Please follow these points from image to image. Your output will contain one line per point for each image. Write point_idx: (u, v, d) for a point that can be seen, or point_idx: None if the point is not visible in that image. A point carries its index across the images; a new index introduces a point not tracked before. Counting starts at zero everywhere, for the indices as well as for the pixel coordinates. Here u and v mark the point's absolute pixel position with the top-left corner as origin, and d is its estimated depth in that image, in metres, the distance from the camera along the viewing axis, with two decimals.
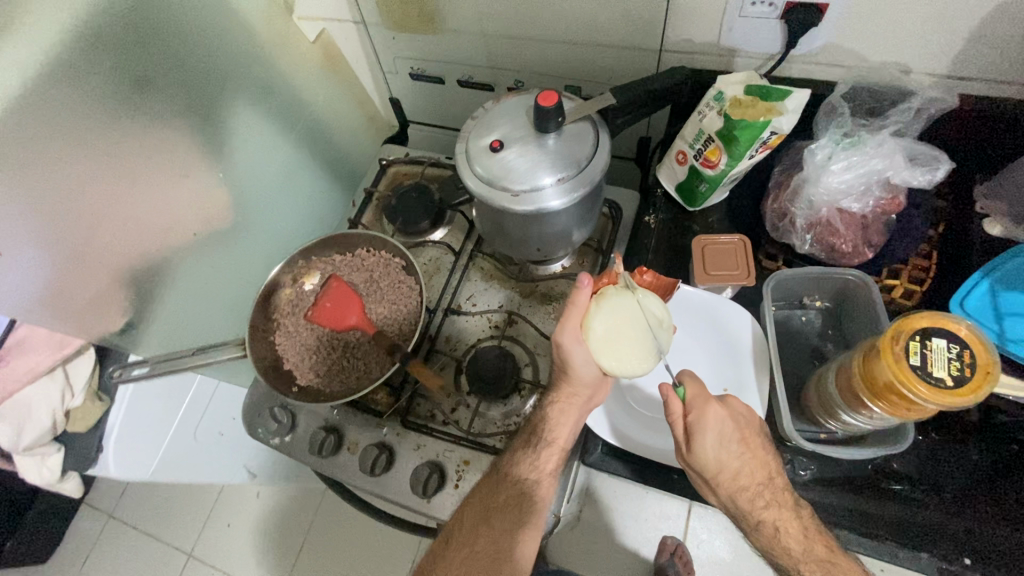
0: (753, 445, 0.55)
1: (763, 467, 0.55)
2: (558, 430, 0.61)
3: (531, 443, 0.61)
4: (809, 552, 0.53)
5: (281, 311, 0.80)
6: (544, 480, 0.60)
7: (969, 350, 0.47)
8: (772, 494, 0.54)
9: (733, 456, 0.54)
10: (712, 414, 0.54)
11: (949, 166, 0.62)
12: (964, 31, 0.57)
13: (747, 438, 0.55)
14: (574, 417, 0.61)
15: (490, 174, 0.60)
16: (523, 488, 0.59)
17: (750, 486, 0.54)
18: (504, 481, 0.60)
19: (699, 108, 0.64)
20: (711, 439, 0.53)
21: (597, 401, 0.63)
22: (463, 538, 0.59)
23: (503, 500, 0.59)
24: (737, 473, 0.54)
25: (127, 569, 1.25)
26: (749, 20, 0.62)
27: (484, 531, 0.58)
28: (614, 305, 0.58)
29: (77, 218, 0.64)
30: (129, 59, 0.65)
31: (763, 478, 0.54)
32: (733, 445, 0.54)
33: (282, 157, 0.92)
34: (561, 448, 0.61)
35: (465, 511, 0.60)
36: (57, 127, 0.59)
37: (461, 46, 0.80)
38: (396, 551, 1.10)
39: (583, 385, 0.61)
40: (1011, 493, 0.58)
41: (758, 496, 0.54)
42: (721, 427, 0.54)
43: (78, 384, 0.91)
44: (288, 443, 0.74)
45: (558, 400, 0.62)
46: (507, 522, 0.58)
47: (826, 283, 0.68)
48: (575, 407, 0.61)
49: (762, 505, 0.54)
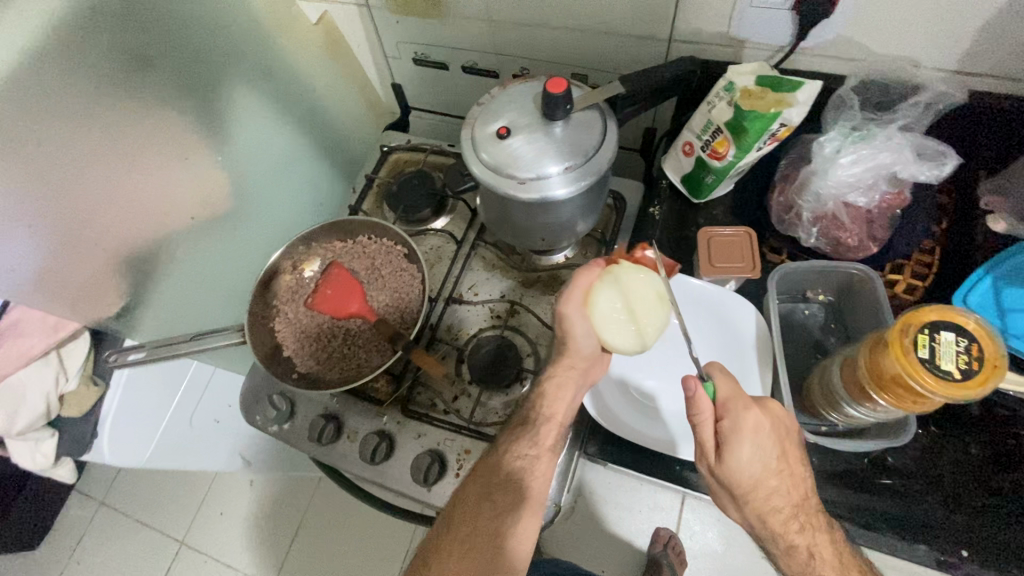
0: (789, 457, 0.52)
1: (798, 487, 0.53)
2: (556, 405, 0.61)
3: (530, 421, 0.61)
4: (845, 574, 0.52)
5: (282, 297, 0.79)
6: (543, 456, 0.59)
7: (977, 344, 0.47)
8: (804, 518, 0.52)
9: (768, 471, 0.51)
10: (750, 424, 0.51)
11: (956, 161, 0.62)
12: (975, 26, 0.57)
13: (785, 451, 0.52)
14: (571, 392, 0.61)
15: (496, 161, 0.59)
16: (523, 465, 0.58)
17: (784, 507, 0.52)
18: (504, 460, 0.58)
19: (708, 99, 0.63)
20: (748, 450, 0.50)
21: (593, 378, 0.64)
22: (463, 517, 0.57)
23: (503, 476, 0.57)
24: (773, 493, 0.52)
25: (119, 555, 1.24)
26: (760, 11, 0.62)
27: (487, 506, 0.56)
28: (618, 279, 0.58)
29: (74, 199, 0.63)
30: (123, 34, 0.63)
31: (798, 499, 0.52)
32: (771, 458, 0.51)
33: (281, 143, 0.90)
34: (560, 422, 0.61)
35: (467, 489, 0.59)
36: (52, 107, 0.58)
37: (466, 31, 0.79)
38: (389, 540, 1.10)
39: (581, 357, 0.61)
40: (1008, 486, 0.59)
41: (791, 519, 0.52)
42: (759, 436, 0.51)
43: (72, 368, 0.90)
44: (286, 431, 0.73)
45: (555, 375, 0.61)
46: (508, 499, 0.56)
47: (829, 277, 0.68)
48: (572, 383, 0.61)
49: (796, 527, 0.52)
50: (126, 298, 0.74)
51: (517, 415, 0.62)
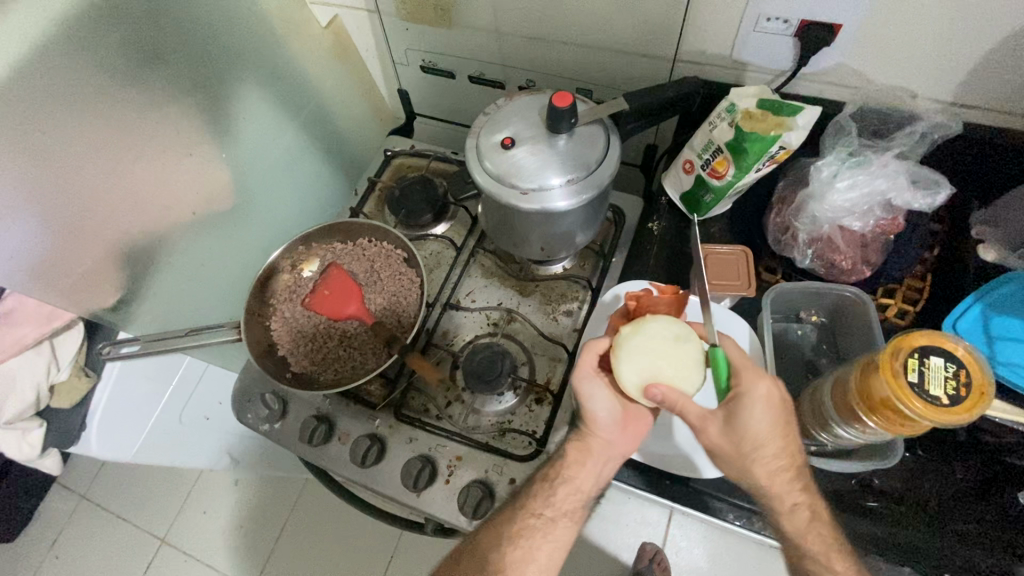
0: (791, 425, 0.53)
1: (796, 450, 0.53)
2: (576, 470, 0.58)
3: (549, 479, 0.58)
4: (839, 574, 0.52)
5: (279, 296, 0.79)
6: (560, 518, 0.57)
7: (965, 370, 0.48)
8: (800, 479, 0.53)
9: (772, 432, 0.51)
10: (761, 390, 0.51)
11: (950, 190, 0.63)
12: (971, 59, 0.58)
13: (788, 418, 0.52)
14: (596, 463, 0.59)
15: (498, 171, 0.60)
16: (536, 524, 0.56)
17: (783, 465, 0.53)
18: (520, 512, 0.57)
19: (710, 119, 0.65)
20: (759, 416, 0.51)
21: (623, 452, 0.61)
22: (472, 560, 0.56)
23: (515, 528, 0.56)
24: (774, 451, 0.52)
25: (97, 551, 1.22)
26: (764, 35, 0.63)
27: (496, 555, 0.55)
28: (632, 351, 0.55)
29: (75, 188, 0.63)
30: (135, 31, 0.64)
31: (796, 459, 0.53)
32: (777, 422, 0.51)
33: (286, 143, 0.91)
34: (581, 489, 0.58)
35: (479, 538, 0.58)
36: (60, 96, 0.59)
37: (475, 41, 0.80)
38: (373, 543, 1.10)
39: (604, 426, 0.59)
40: (992, 512, 0.60)
41: (788, 477, 0.53)
42: (770, 402, 0.51)
43: (64, 359, 0.92)
44: (276, 430, 0.73)
45: (576, 442, 0.60)
46: (518, 552, 0.55)
47: (821, 298, 0.69)
48: (595, 452, 0.59)
49: (791, 487, 0.53)
50: (122, 291, 0.74)
51: (539, 471, 0.61)
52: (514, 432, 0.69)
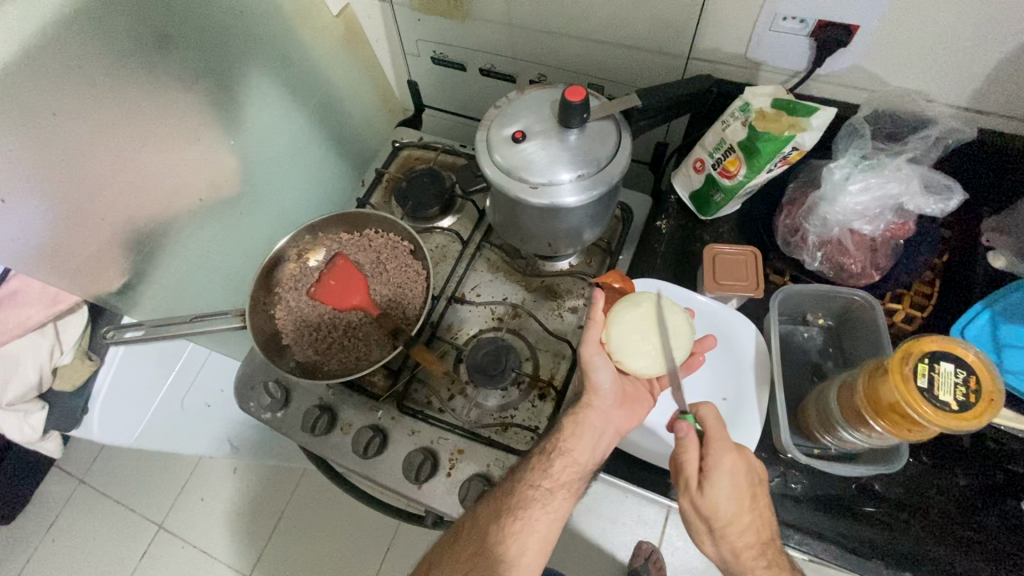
0: (760, 497, 0.53)
1: (765, 526, 0.53)
2: (574, 442, 0.58)
3: (547, 451, 0.58)
4: None
5: (284, 284, 0.79)
6: (558, 491, 0.56)
7: (974, 376, 0.48)
8: (772, 556, 0.53)
9: (742, 503, 0.51)
10: (728, 462, 0.51)
11: (962, 197, 0.63)
12: (988, 65, 0.58)
13: (756, 491, 0.53)
14: (593, 436, 0.59)
15: (508, 163, 0.59)
16: (536, 496, 0.56)
17: (754, 544, 0.52)
18: (517, 487, 0.57)
19: (724, 117, 0.64)
20: (726, 486, 0.51)
21: (620, 429, 0.61)
22: (471, 539, 0.56)
23: (514, 501, 0.56)
24: (743, 529, 0.52)
25: (93, 535, 1.22)
26: (779, 35, 0.63)
27: (495, 528, 0.55)
28: (622, 347, 0.60)
29: (83, 169, 0.63)
30: (148, 12, 0.64)
31: (767, 537, 0.53)
32: (745, 496, 0.51)
33: (294, 132, 0.91)
34: (578, 462, 0.58)
35: (478, 515, 0.57)
36: (72, 76, 0.58)
37: (488, 34, 0.80)
38: (370, 535, 1.10)
39: (602, 398, 0.60)
40: (992, 520, 0.60)
41: (759, 554, 0.52)
42: (737, 474, 0.51)
43: (67, 342, 0.95)
44: (278, 418, 0.73)
45: (575, 415, 0.60)
46: (517, 524, 0.55)
47: (829, 301, 0.69)
48: (592, 424, 0.59)
49: (764, 565, 0.52)
50: (128, 276, 0.73)
51: (536, 446, 0.60)
52: (516, 427, 0.68)
